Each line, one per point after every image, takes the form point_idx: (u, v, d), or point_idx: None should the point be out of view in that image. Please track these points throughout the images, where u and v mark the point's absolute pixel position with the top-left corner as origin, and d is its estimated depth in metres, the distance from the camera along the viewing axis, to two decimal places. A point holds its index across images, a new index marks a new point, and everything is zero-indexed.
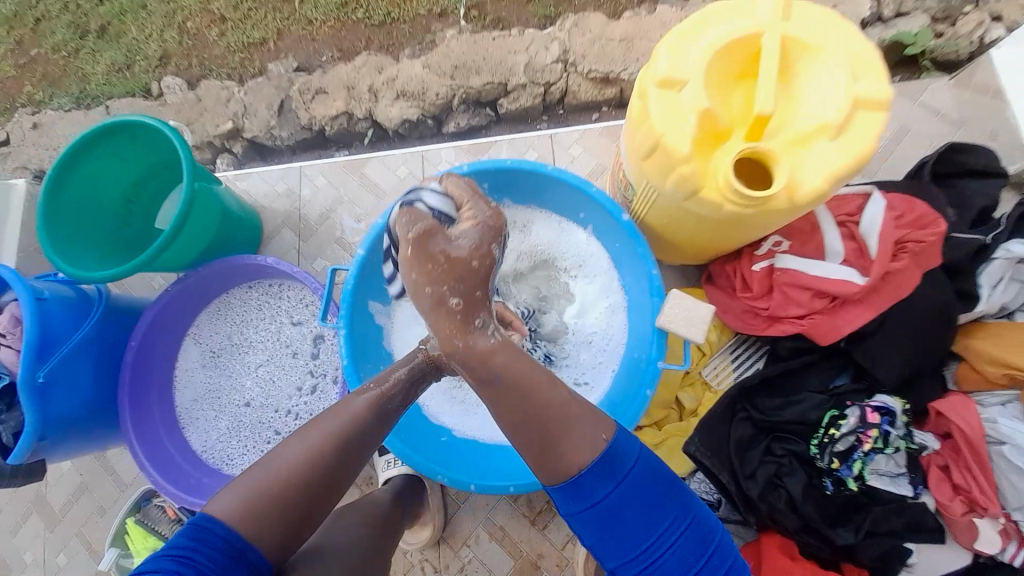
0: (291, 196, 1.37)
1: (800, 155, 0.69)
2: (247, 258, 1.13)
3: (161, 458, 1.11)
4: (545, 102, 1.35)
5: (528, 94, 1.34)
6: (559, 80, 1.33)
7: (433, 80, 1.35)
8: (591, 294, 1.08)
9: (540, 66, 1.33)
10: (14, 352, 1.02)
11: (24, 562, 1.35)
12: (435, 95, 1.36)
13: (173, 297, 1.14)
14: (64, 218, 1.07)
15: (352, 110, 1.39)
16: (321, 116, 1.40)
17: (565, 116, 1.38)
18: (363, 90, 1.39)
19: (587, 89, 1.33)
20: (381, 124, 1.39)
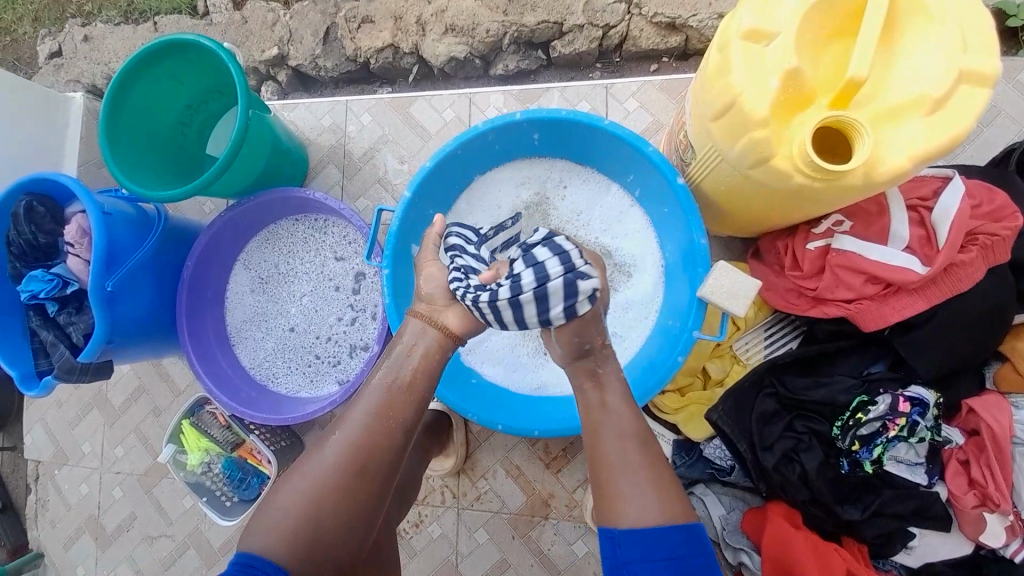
0: (335, 130, 1.36)
1: (886, 130, 0.65)
2: (297, 191, 1.16)
3: (214, 369, 1.20)
4: (601, 47, 1.27)
5: (584, 36, 1.25)
6: (621, 23, 1.24)
7: (484, 14, 1.27)
8: (630, 258, 1.07)
9: (600, 6, 1.24)
10: (82, 262, 1.08)
11: (83, 452, 1.45)
12: (486, 32, 1.28)
13: (226, 223, 1.19)
14: (124, 134, 1.11)
15: (399, 42, 1.34)
16: (366, 47, 1.35)
17: (620, 66, 1.30)
18: (411, 21, 1.33)
19: (649, 35, 1.24)
20: (428, 60, 1.34)
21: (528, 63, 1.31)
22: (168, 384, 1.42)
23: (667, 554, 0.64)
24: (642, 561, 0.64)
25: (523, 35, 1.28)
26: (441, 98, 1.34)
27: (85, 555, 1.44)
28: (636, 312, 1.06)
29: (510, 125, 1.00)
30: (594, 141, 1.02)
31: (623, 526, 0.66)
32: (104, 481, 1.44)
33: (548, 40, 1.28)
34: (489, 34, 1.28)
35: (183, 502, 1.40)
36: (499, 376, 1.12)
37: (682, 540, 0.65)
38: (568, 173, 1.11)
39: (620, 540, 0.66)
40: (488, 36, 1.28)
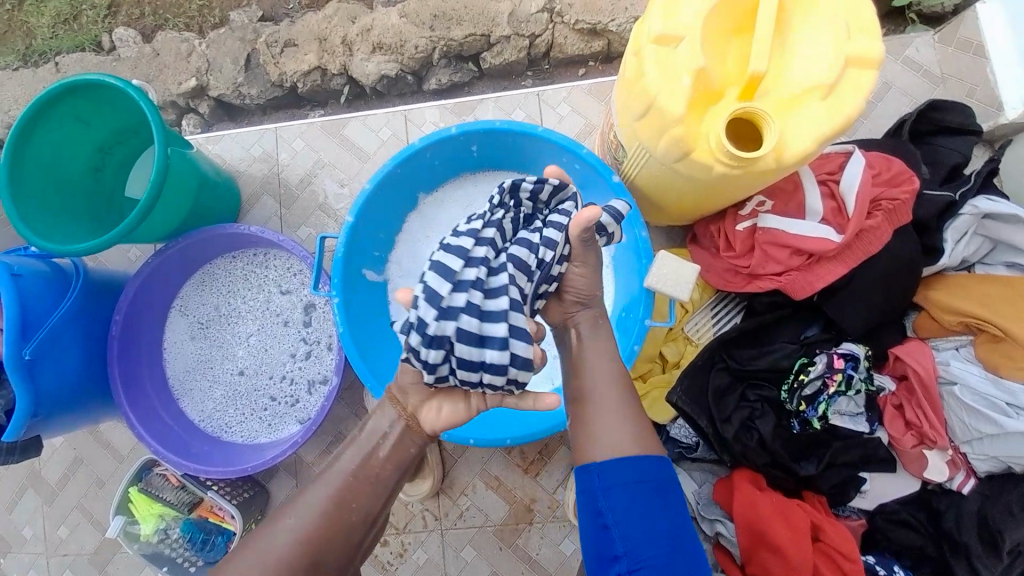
0: (268, 160, 1.32)
1: (789, 117, 0.71)
2: (230, 227, 1.10)
3: (159, 427, 1.12)
4: (529, 56, 1.31)
5: (511, 46, 1.28)
6: (545, 31, 1.28)
7: (410, 30, 1.27)
8: None
9: (524, 17, 1.28)
10: None
11: (21, 538, 1.31)
12: (414, 48, 1.29)
13: (155, 269, 1.11)
14: (29, 185, 1.02)
15: (326, 64, 1.31)
16: (293, 72, 1.31)
17: (549, 72, 1.34)
18: (337, 42, 1.31)
19: (574, 41, 1.29)
20: (358, 80, 1.32)
21: (459, 76, 1.33)
22: (109, 450, 1.31)
23: (648, 479, 0.67)
24: (622, 487, 0.66)
25: (452, 49, 1.29)
26: (376, 117, 1.32)
27: None
28: None
29: (448, 140, 1.01)
30: (529, 149, 1.04)
31: (602, 464, 0.68)
32: (48, 567, 1.30)
33: (476, 52, 1.30)
34: (418, 50, 1.29)
35: (143, 575, 1.28)
36: None
37: (656, 466, 0.68)
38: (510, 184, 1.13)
39: (602, 472, 0.67)
40: (417, 52, 1.29)
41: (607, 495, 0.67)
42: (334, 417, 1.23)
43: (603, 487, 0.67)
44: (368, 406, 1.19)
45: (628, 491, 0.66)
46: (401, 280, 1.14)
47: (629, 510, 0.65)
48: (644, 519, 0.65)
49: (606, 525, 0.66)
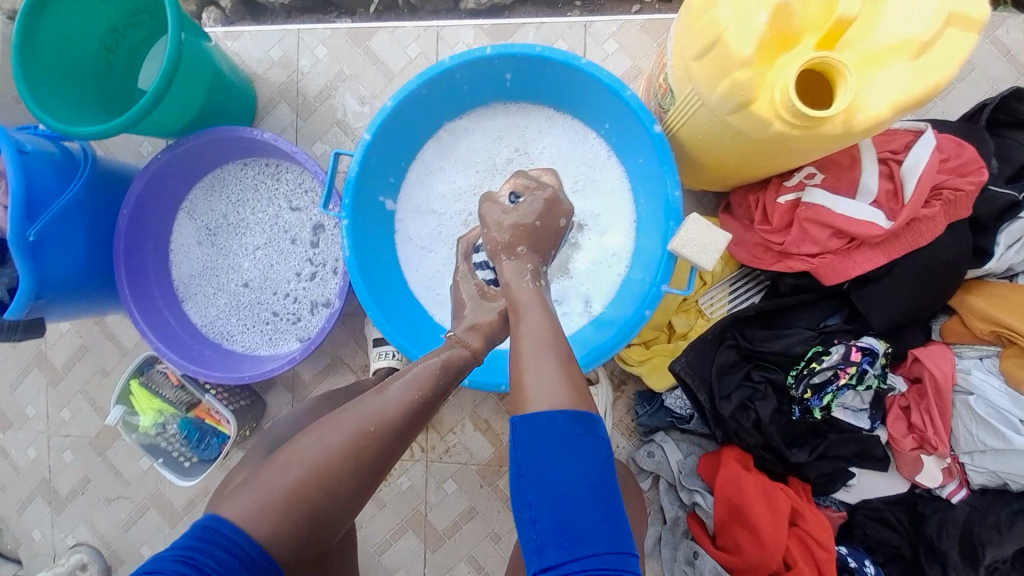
0: (287, 64, 1.24)
1: (868, 76, 0.62)
2: (243, 131, 1.05)
3: (162, 327, 1.12)
4: None
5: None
6: None
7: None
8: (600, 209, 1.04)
9: None
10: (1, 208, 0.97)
11: (28, 415, 1.37)
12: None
13: (164, 166, 1.07)
14: (36, 55, 0.95)
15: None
16: None
17: (598, 6, 1.21)
18: None
19: None
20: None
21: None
22: (112, 342, 1.33)
23: (554, 432, 0.59)
24: (533, 440, 0.60)
25: None
26: (405, 34, 1.21)
27: (40, 519, 1.41)
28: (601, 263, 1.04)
29: (480, 62, 0.92)
30: (568, 83, 0.95)
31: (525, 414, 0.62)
32: (50, 445, 1.37)
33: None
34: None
35: (138, 463, 1.35)
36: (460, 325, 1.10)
37: (569, 423, 0.60)
38: (541, 122, 1.05)
39: (517, 424, 0.62)
40: None
41: (519, 448, 0.61)
42: (333, 338, 1.23)
43: (516, 440, 0.61)
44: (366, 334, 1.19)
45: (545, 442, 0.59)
46: (415, 209, 1.09)
47: (533, 461, 0.59)
48: (552, 476, 0.57)
49: (517, 478, 0.59)
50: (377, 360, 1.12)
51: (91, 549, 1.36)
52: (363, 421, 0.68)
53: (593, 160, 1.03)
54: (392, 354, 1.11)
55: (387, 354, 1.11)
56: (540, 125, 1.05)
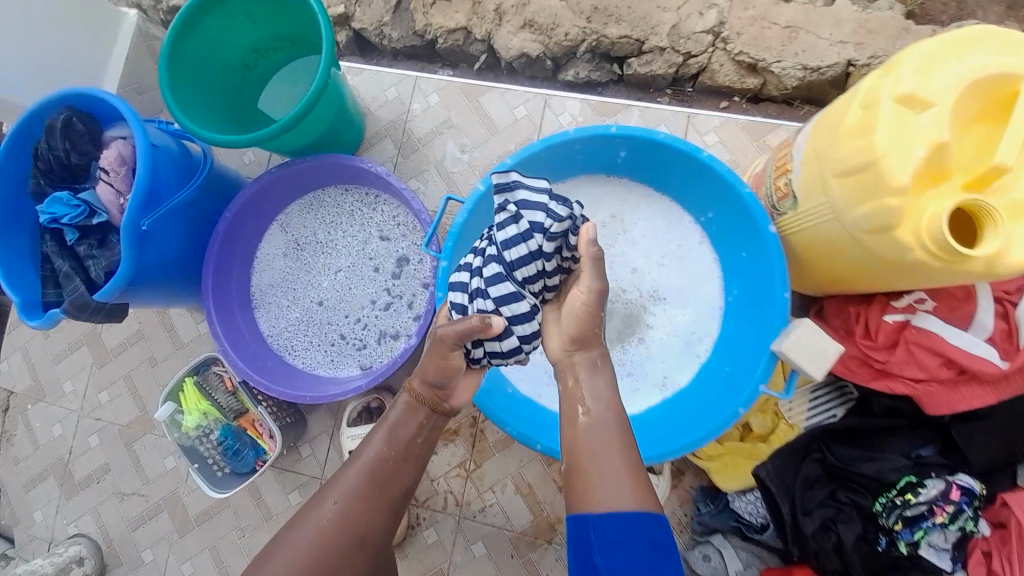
0: (399, 105, 1.31)
1: (1016, 223, 0.63)
2: (358, 161, 1.09)
3: (233, 331, 1.12)
4: (675, 73, 1.30)
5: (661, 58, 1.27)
6: (702, 54, 1.27)
7: (567, 16, 1.25)
8: (687, 291, 1.04)
9: (686, 32, 1.26)
10: (114, 192, 0.99)
11: (65, 390, 1.36)
12: (565, 36, 1.26)
13: (274, 179, 1.11)
14: (185, 62, 1.02)
15: (472, 27, 1.29)
16: (437, 25, 1.30)
17: (690, 95, 1.33)
18: (489, 9, 1.29)
19: (728, 71, 1.28)
20: (498, 51, 1.30)
21: (598, 74, 1.30)
22: (168, 335, 1.32)
23: (643, 536, 0.63)
24: (622, 540, 0.62)
25: (602, 46, 1.27)
26: (514, 95, 1.29)
27: (45, 501, 1.36)
28: (681, 346, 1.03)
29: (601, 138, 0.96)
30: (679, 168, 0.98)
31: (599, 514, 0.64)
32: (80, 425, 1.34)
33: (626, 55, 1.29)
34: (568, 37, 1.26)
35: (162, 462, 1.30)
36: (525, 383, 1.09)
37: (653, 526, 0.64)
38: (639, 199, 1.07)
39: (599, 523, 0.63)
40: (566, 39, 1.26)
41: (604, 549, 0.62)
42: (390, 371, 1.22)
43: (602, 541, 0.62)
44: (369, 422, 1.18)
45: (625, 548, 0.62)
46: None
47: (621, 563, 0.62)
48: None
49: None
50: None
51: (92, 543, 1.29)
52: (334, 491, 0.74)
53: (686, 244, 1.05)
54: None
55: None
56: (639, 202, 1.07)
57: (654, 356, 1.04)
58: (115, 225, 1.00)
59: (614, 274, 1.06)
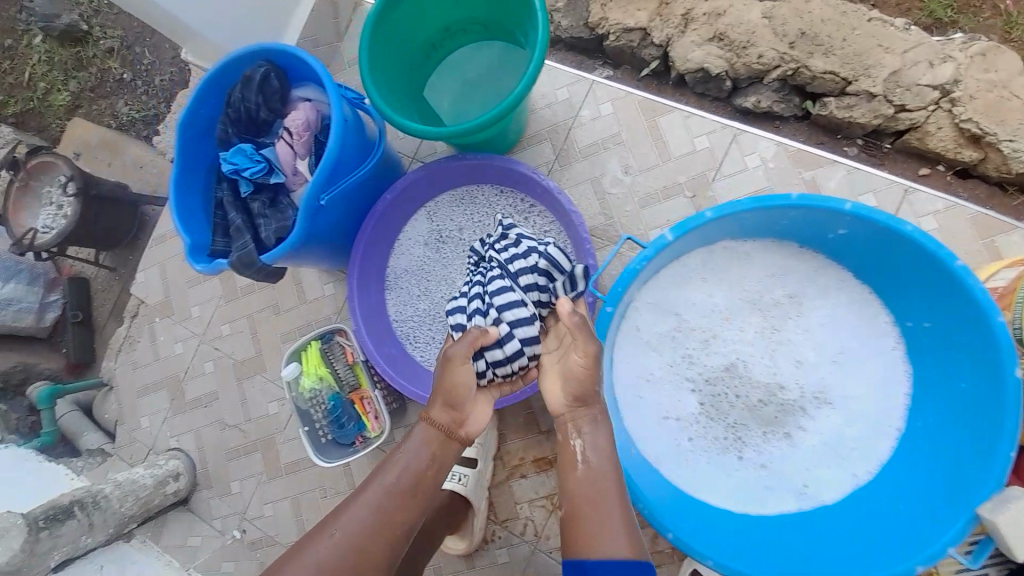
0: (569, 108, 1.23)
1: None
2: (532, 172, 1.03)
3: (368, 310, 1.12)
4: (880, 127, 1.12)
5: (868, 105, 1.11)
6: (919, 112, 1.09)
7: (767, 36, 1.13)
8: (865, 397, 0.94)
9: (906, 83, 1.09)
10: (290, 151, 0.99)
11: (191, 314, 1.43)
12: (758, 58, 1.14)
13: (439, 168, 1.09)
14: (384, 33, 0.97)
15: (652, 29, 1.20)
16: (613, 23, 1.21)
17: (884, 156, 1.15)
18: (677, 13, 1.19)
19: (944, 138, 1.09)
20: (673, 62, 1.19)
21: (782, 107, 1.16)
22: (295, 288, 1.36)
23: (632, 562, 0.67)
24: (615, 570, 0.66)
25: (800, 78, 1.14)
26: (701, 123, 1.17)
27: (155, 409, 1.45)
28: (841, 454, 0.93)
29: (826, 211, 0.83)
30: (905, 264, 0.84)
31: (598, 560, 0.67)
32: (197, 350, 1.42)
33: (823, 92, 1.14)
34: (760, 60, 1.14)
35: (265, 406, 1.35)
36: (643, 441, 0.95)
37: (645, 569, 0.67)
38: (832, 280, 0.95)
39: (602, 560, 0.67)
40: (757, 62, 1.14)
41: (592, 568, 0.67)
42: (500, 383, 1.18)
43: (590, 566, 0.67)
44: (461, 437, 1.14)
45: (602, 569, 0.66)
46: (655, 312, 0.98)
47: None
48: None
49: None
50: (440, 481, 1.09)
51: (188, 461, 1.38)
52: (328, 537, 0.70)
53: (876, 349, 0.93)
54: (457, 476, 1.09)
55: (452, 476, 1.09)
56: (832, 285, 0.95)
57: (807, 457, 0.94)
58: (288, 185, 1.01)
59: (779, 358, 0.96)
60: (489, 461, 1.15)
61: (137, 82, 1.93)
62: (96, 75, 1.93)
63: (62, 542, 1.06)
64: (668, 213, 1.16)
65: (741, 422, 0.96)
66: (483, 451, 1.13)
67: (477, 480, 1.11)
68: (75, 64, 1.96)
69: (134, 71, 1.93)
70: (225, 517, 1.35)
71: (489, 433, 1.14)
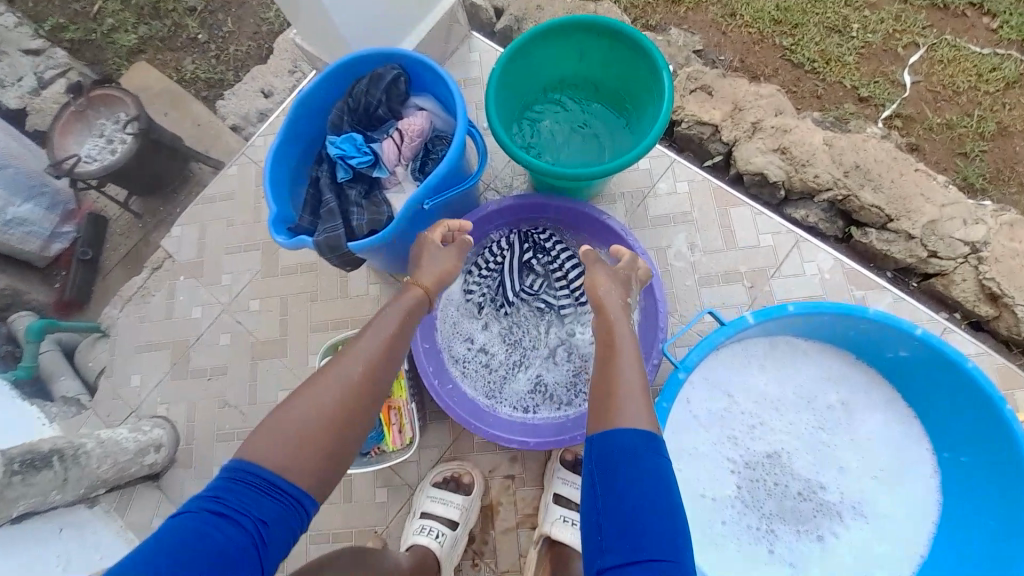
0: (648, 177, 1.30)
1: None
2: (620, 229, 1.08)
3: (424, 318, 1.11)
4: (912, 265, 1.22)
5: (905, 244, 1.21)
6: (951, 262, 1.20)
7: (825, 160, 1.23)
8: (891, 510, 0.99)
9: (942, 233, 1.20)
10: (395, 149, 1.01)
11: (221, 281, 1.37)
12: (814, 177, 1.24)
13: (528, 200, 1.12)
14: (513, 69, 1.04)
15: (722, 128, 1.29)
16: (689, 113, 1.31)
17: (911, 291, 1.25)
18: (746, 121, 1.29)
19: (968, 291, 1.19)
20: (735, 160, 1.28)
21: (828, 226, 1.26)
22: (339, 280, 1.32)
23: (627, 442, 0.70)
24: (613, 457, 0.69)
25: (848, 204, 1.24)
26: (767, 222, 1.26)
27: (153, 369, 1.36)
28: (863, 560, 0.97)
29: (895, 329, 0.91)
30: (954, 395, 0.92)
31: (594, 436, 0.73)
32: (216, 318, 1.35)
33: (866, 223, 1.24)
34: (816, 179, 1.24)
35: (275, 394, 1.28)
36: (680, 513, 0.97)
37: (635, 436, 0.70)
38: (876, 394, 1.03)
39: (605, 447, 0.71)
40: (814, 180, 1.24)
41: (603, 464, 0.69)
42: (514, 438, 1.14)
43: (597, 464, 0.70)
44: (439, 493, 1.10)
45: (620, 464, 0.68)
46: (710, 391, 1.02)
47: (627, 489, 0.66)
48: (629, 495, 0.65)
49: (597, 511, 0.67)
50: (416, 535, 1.05)
51: (174, 433, 1.28)
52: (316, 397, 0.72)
53: (909, 470, 1.00)
54: (434, 532, 1.05)
55: (428, 531, 1.05)
56: (875, 399, 1.03)
57: (832, 558, 0.97)
58: (384, 181, 1.02)
59: (823, 461, 1.02)
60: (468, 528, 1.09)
61: (209, 45, 1.78)
62: (169, 28, 1.78)
63: (32, 492, 0.95)
64: (724, 297, 1.21)
65: (778, 513, 0.98)
66: (465, 514, 1.08)
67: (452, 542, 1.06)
68: (151, 11, 1.81)
69: (209, 33, 1.78)
70: None
71: (475, 496, 1.11)
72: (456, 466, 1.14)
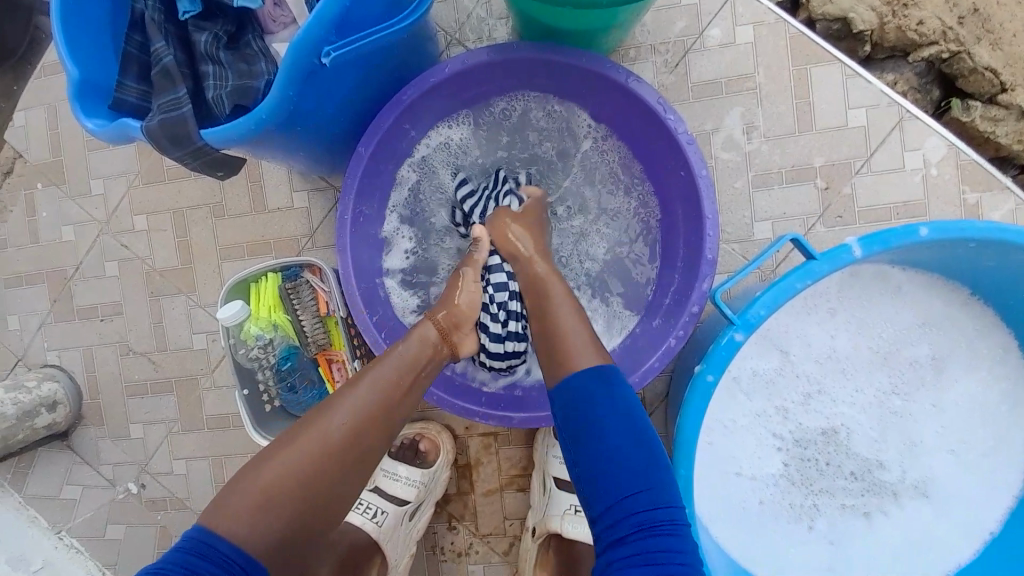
0: (692, 21, 0.86)
1: None
2: (659, 106, 0.69)
3: (362, 241, 0.77)
4: None
5: (1015, 124, 0.85)
6: None
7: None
8: (965, 490, 0.78)
9: None
10: None
11: (89, 189, 1.00)
12: (918, 23, 0.83)
13: (518, 61, 0.71)
14: None
15: None
16: None
17: None
18: None
19: None
20: None
21: (915, 97, 0.87)
22: (251, 187, 0.95)
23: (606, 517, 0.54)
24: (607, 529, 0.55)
25: (963, 64, 0.84)
26: (861, 92, 0.86)
27: (29, 308, 1.04)
28: (917, 544, 0.78)
29: None
30: None
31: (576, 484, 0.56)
32: (95, 241, 1.00)
33: (971, 93, 0.86)
34: (920, 27, 0.83)
35: (189, 338, 1.00)
36: (703, 503, 0.75)
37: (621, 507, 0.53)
38: (980, 343, 0.77)
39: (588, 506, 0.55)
40: (921, 26, 0.83)
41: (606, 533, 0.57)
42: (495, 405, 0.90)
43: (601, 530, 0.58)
44: (401, 464, 0.89)
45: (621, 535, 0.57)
46: (758, 346, 0.77)
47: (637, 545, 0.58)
48: None
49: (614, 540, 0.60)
50: (349, 511, 0.86)
51: (72, 386, 1.02)
52: (311, 449, 0.56)
53: (1002, 448, 0.78)
54: (370, 511, 0.86)
55: (364, 508, 0.86)
56: (980, 355, 0.78)
57: (879, 540, 0.79)
58: (260, 18, 0.63)
59: (890, 435, 0.79)
60: (431, 505, 0.90)
61: None
62: None
63: None
64: (787, 204, 0.87)
65: (818, 492, 0.79)
66: (424, 492, 0.89)
67: (403, 522, 0.87)
68: None
69: None
70: (119, 466, 1.02)
71: (439, 472, 0.90)
72: (419, 430, 0.93)
